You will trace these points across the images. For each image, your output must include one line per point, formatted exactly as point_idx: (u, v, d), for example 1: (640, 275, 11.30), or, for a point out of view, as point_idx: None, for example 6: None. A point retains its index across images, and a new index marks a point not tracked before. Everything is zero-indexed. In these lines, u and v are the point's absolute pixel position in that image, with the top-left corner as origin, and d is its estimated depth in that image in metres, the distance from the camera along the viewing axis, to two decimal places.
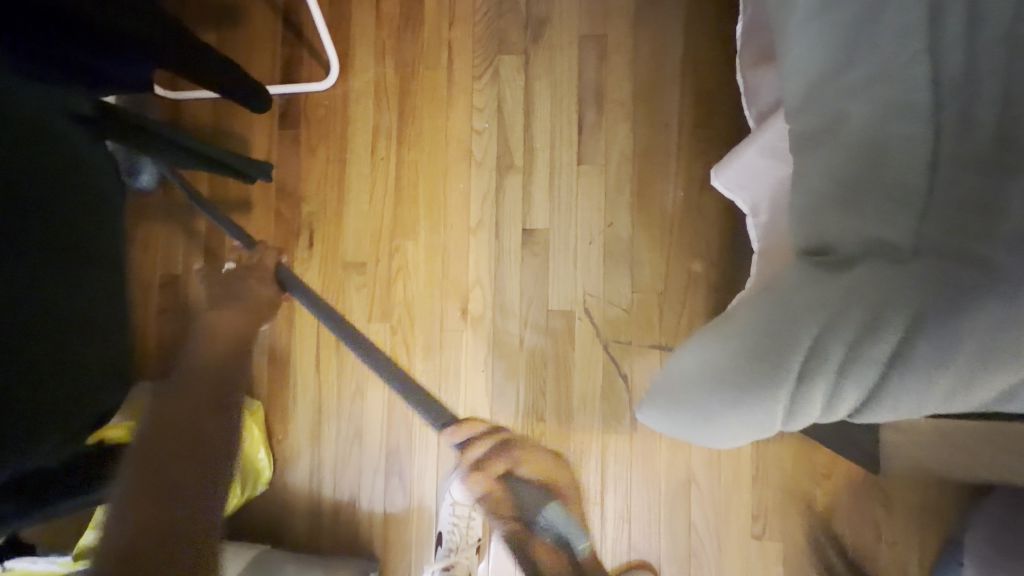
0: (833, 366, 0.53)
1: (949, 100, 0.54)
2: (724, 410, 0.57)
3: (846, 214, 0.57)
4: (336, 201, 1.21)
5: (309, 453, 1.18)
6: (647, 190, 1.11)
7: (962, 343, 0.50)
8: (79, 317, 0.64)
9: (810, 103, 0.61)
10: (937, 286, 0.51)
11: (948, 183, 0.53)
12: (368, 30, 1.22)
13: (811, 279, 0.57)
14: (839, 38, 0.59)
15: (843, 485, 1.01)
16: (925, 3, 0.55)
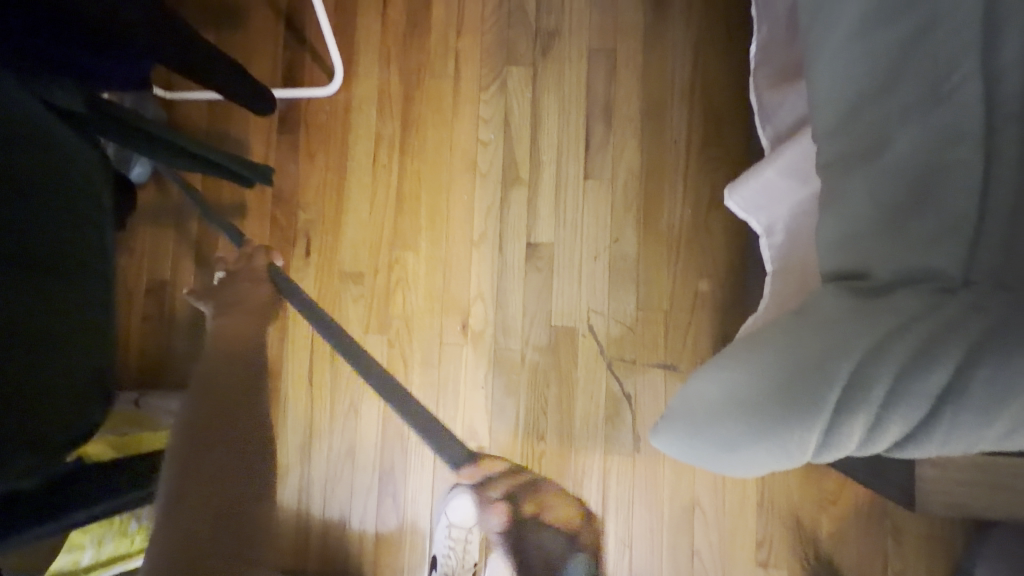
0: (880, 396, 0.52)
1: (1005, 124, 0.54)
2: (755, 439, 0.54)
3: (889, 239, 0.56)
4: (334, 210, 1.17)
5: (297, 470, 1.13)
6: (654, 207, 1.10)
7: (1022, 379, 0.49)
8: (48, 328, 0.58)
9: (847, 124, 0.60)
10: (989, 317, 0.50)
11: (1000, 210, 0.53)
12: (373, 37, 1.20)
13: (852, 305, 0.55)
14: (881, 61, 0.58)
15: (850, 512, 0.99)
16: (981, 25, 0.55)
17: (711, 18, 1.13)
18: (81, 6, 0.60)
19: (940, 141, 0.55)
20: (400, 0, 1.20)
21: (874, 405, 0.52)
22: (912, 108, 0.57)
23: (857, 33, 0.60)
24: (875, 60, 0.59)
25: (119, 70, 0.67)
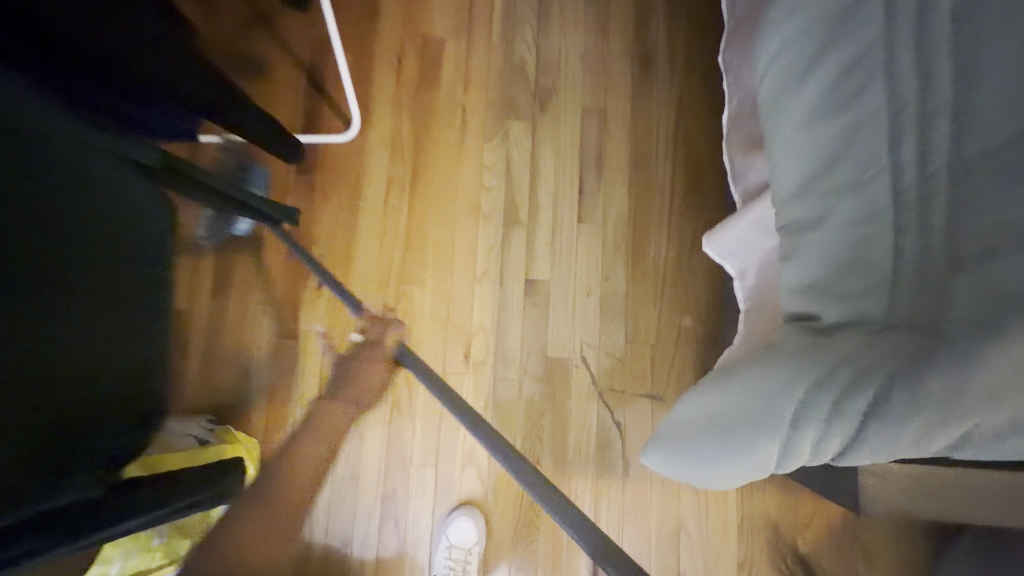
0: (823, 416, 0.61)
1: (920, 188, 0.64)
2: (726, 456, 0.64)
3: (829, 287, 0.66)
4: (345, 246, 1.25)
5: (300, 496, 1.17)
6: (641, 250, 1.21)
7: (934, 401, 0.58)
8: (90, 357, 0.61)
9: (797, 191, 0.71)
10: (907, 351, 0.60)
11: (918, 260, 0.63)
12: (387, 89, 1.31)
13: (801, 343, 0.65)
14: (822, 139, 0.70)
15: (823, 533, 1.06)
16: (894, 109, 0.66)
17: (690, 84, 1.27)
18: (133, 61, 0.66)
19: (867, 205, 0.66)
20: (412, 57, 1.32)
21: (819, 424, 0.61)
22: (852, 171, 0.68)
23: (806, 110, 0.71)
24: (820, 133, 0.70)
25: (155, 118, 0.76)
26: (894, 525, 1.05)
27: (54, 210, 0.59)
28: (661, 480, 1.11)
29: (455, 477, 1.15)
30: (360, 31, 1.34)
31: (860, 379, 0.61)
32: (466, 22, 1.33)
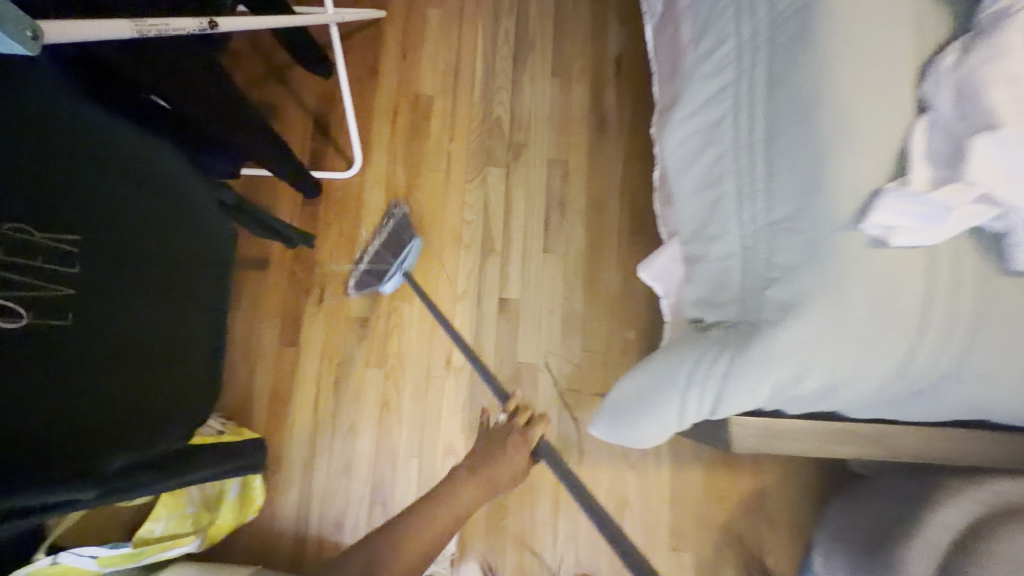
0: (691, 389, 0.74)
1: (756, 185, 0.71)
2: (641, 423, 0.83)
3: (700, 291, 0.78)
4: (345, 267, 1.46)
5: (299, 484, 1.33)
6: (595, 275, 1.48)
7: (767, 370, 0.66)
8: (151, 350, 0.69)
9: (681, 213, 0.84)
10: (744, 332, 0.70)
11: (759, 247, 0.70)
12: (384, 136, 1.55)
13: (687, 339, 0.79)
14: (687, 167, 0.82)
15: (736, 506, 1.32)
16: (726, 131, 0.75)
17: (635, 143, 1.58)
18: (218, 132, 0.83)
19: (716, 214, 0.75)
20: (406, 110, 1.57)
21: (689, 395, 0.75)
22: (708, 189, 0.77)
23: (682, 134, 0.82)
24: (691, 155, 0.81)
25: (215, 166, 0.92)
26: (792, 499, 1.32)
27: (120, 214, 0.64)
28: (609, 465, 1.35)
29: (437, 467, 1.35)
30: (361, 87, 1.58)
31: (710, 361, 0.72)
32: (453, 84, 1.59)
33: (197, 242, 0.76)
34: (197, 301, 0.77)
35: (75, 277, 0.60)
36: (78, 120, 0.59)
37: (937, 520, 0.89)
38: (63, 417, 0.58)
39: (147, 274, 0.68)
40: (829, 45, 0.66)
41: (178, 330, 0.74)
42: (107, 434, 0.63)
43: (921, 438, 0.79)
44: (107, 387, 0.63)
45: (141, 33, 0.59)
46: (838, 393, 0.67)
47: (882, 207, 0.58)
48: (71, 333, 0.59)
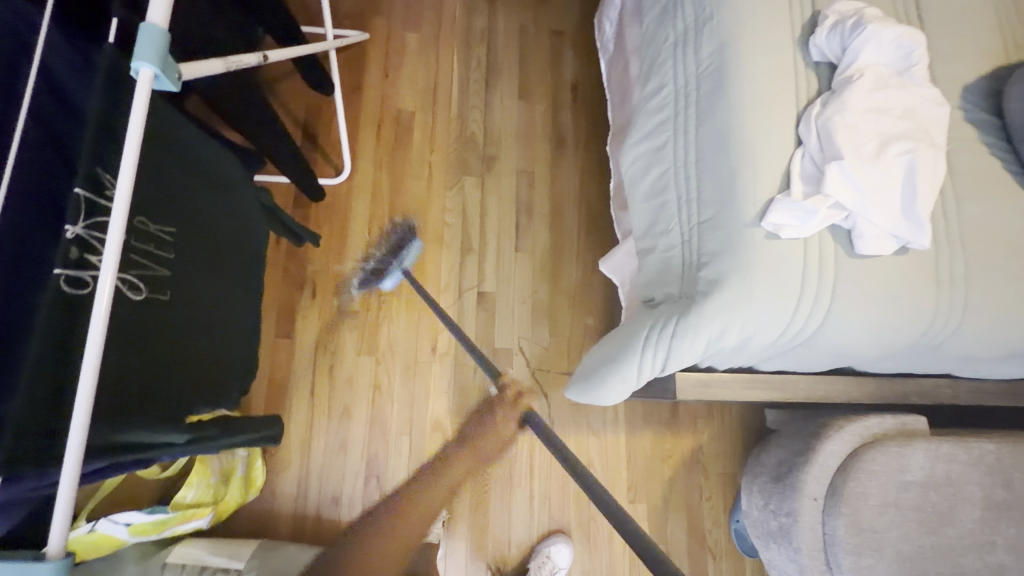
0: (645, 348, 0.96)
1: (690, 194, 0.96)
2: (607, 383, 1.04)
3: (651, 277, 1.02)
4: (335, 265, 1.59)
5: (298, 463, 1.45)
6: (559, 270, 1.70)
7: (700, 327, 0.89)
8: (209, 326, 0.80)
9: (634, 218, 1.08)
10: (684, 302, 0.93)
11: (693, 241, 0.94)
12: (369, 146, 1.71)
13: (642, 313, 1.02)
14: (638, 182, 1.06)
15: (680, 462, 1.58)
16: (667, 153, 1.00)
17: (591, 155, 1.80)
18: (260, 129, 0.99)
19: (662, 217, 1.00)
20: (389, 123, 1.73)
21: (644, 354, 0.97)
22: (655, 196, 1.02)
23: (634, 154, 1.06)
24: (642, 170, 1.05)
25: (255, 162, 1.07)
26: (723, 453, 1.59)
27: (191, 210, 0.76)
28: (575, 433, 1.57)
29: (425, 441, 1.51)
30: (347, 102, 1.73)
31: (660, 326, 0.95)
32: (431, 101, 1.77)
33: (237, 234, 0.88)
34: (238, 286, 0.89)
35: (169, 260, 0.71)
36: (173, 128, 0.72)
37: (826, 449, 1.16)
38: (168, 374, 0.70)
39: (204, 261, 0.79)
40: (737, 96, 0.91)
41: (229, 310, 0.86)
42: (190, 391, 0.75)
43: (810, 382, 1.07)
44: (188, 352, 0.75)
45: (227, 67, 0.74)
46: (754, 342, 0.90)
47: (775, 209, 0.83)
48: (168, 306, 0.71)
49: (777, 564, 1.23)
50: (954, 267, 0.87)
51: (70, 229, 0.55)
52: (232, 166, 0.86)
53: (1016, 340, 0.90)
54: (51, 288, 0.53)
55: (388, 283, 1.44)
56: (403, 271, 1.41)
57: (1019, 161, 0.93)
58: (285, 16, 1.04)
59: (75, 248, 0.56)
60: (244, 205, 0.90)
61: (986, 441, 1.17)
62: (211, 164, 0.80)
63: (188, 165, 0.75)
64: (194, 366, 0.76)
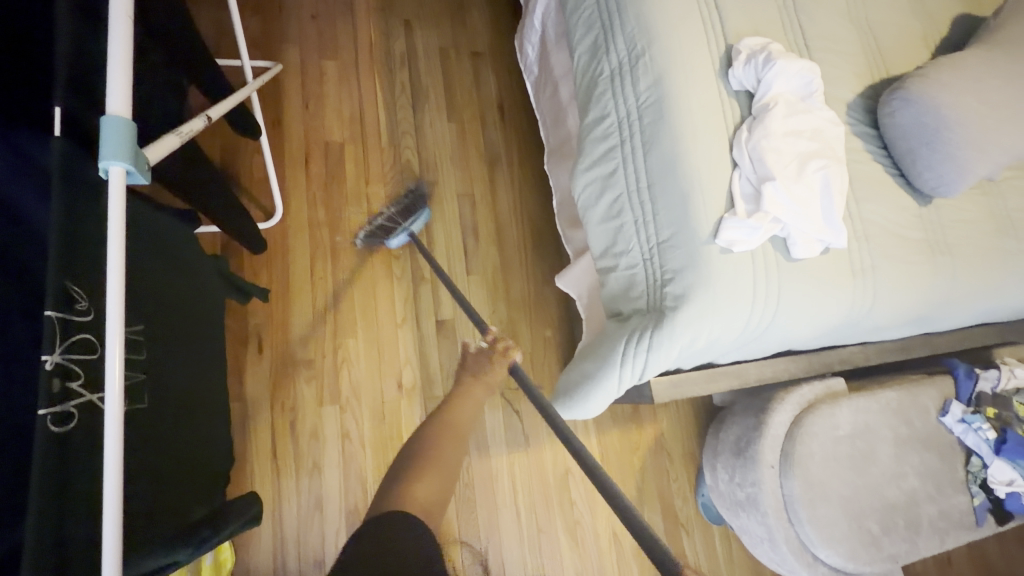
0: (622, 362, 1.03)
1: (645, 216, 1.04)
2: (586, 398, 1.10)
3: (617, 294, 1.09)
4: (282, 312, 1.52)
5: (271, 531, 1.37)
6: (512, 287, 1.72)
7: (672, 338, 0.98)
8: (188, 416, 0.74)
9: (591, 240, 1.14)
10: (653, 316, 1.01)
11: (655, 258, 1.03)
12: (300, 184, 1.63)
13: (612, 329, 1.08)
14: (592, 206, 1.12)
15: (647, 451, 1.70)
16: (619, 179, 1.07)
17: (527, 170, 1.84)
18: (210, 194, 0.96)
19: (621, 238, 1.07)
20: (318, 158, 1.66)
21: (621, 367, 1.03)
22: (611, 219, 1.09)
23: (585, 180, 1.13)
24: (595, 195, 1.12)
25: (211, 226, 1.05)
26: (683, 435, 1.74)
27: (151, 297, 0.70)
28: (549, 443, 1.62)
29: None
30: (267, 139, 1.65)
31: (635, 341, 1.01)
32: (359, 131, 1.73)
33: (199, 310, 0.83)
34: (204, 369, 0.82)
35: (145, 362, 0.67)
36: (139, 216, 0.69)
37: (774, 420, 1.33)
38: (158, 479, 0.65)
39: (172, 348, 0.73)
40: (677, 126, 1.01)
41: (201, 394, 0.79)
42: (186, 494, 0.70)
43: (760, 366, 1.22)
44: (177, 452, 0.70)
45: (181, 140, 0.70)
46: (717, 343, 1.01)
47: (725, 227, 0.94)
48: (150, 412, 0.66)
49: (748, 529, 1.39)
50: (863, 258, 1.05)
51: (47, 359, 0.53)
52: (187, 239, 0.81)
53: (910, 311, 1.10)
54: (39, 430, 0.50)
55: (394, 241, 1.56)
56: (410, 235, 1.55)
57: (895, 165, 1.14)
58: (214, 65, 0.96)
59: (57, 378, 0.53)
60: (200, 277, 0.84)
61: (890, 389, 1.40)
62: (161, 241, 0.74)
63: (147, 251, 0.70)
64: (185, 464, 0.71)
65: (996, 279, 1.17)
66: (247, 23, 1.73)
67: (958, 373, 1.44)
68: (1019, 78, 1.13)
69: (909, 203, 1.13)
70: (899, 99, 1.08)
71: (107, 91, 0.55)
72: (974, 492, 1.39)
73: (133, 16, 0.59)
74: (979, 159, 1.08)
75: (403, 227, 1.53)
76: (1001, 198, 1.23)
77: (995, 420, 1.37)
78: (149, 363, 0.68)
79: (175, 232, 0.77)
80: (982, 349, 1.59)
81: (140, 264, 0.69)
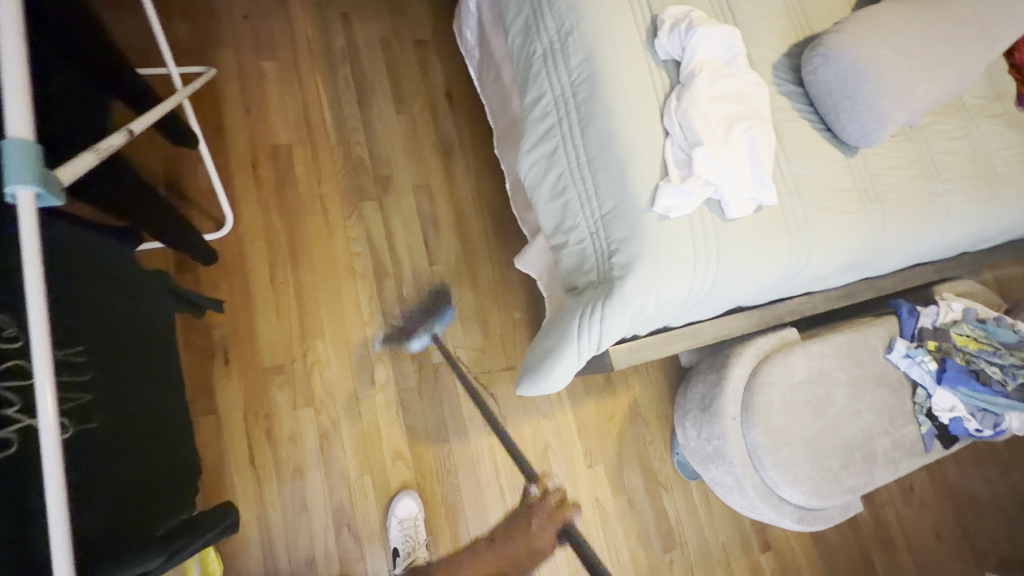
0: (579, 334, 1.06)
1: (589, 191, 1.07)
2: (550, 373, 1.14)
3: (571, 270, 1.12)
4: (245, 322, 1.51)
5: (259, 538, 1.38)
6: (477, 274, 1.74)
7: (623, 306, 1.01)
8: (149, 430, 0.76)
9: (541, 219, 1.16)
10: (604, 287, 1.04)
11: (601, 232, 1.06)
12: (251, 191, 1.61)
13: (567, 304, 1.12)
14: (539, 185, 1.15)
15: (623, 419, 1.76)
16: (562, 157, 1.09)
17: (481, 155, 1.84)
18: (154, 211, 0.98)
19: (568, 215, 1.10)
20: (266, 162, 1.64)
21: (578, 340, 1.07)
22: (557, 197, 1.11)
23: (529, 161, 1.15)
24: (540, 174, 1.14)
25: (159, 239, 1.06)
26: (655, 400, 1.81)
27: (96, 317, 0.71)
28: (527, 422, 1.67)
29: (389, 473, 1.51)
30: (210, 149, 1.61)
31: (588, 313, 1.05)
32: (306, 132, 1.70)
33: (150, 326, 0.84)
34: (161, 383, 0.83)
35: (94, 382, 0.69)
36: (64, 235, 0.69)
37: (734, 374, 1.39)
38: (121, 492, 0.67)
39: (123, 365, 0.75)
40: (610, 100, 1.03)
41: (159, 408, 0.80)
42: (153, 505, 0.72)
43: (714, 325, 1.27)
44: (143, 458, 0.73)
45: (99, 157, 0.70)
46: (667, 307, 1.05)
47: (662, 195, 0.98)
48: (105, 430, 0.68)
49: (719, 480, 1.47)
50: (796, 212, 1.10)
51: None
52: (123, 255, 0.81)
53: (846, 258, 1.16)
54: None
55: (415, 344, 1.59)
56: (432, 336, 1.59)
57: (822, 120, 1.19)
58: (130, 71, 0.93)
59: None
60: (146, 292, 0.85)
61: (840, 333, 1.47)
62: (100, 261, 0.74)
63: (84, 273, 0.71)
64: (151, 468, 0.74)
65: (924, 220, 1.24)
66: (176, 28, 1.67)
67: (902, 312, 1.52)
68: (931, 26, 1.19)
69: (837, 155, 1.18)
70: (819, 56, 1.13)
71: (4, 113, 0.55)
72: (921, 421, 1.49)
73: (26, 34, 0.57)
74: (898, 108, 1.13)
75: (424, 328, 1.59)
76: (924, 142, 1.30)
77: (936, 352, 1.45)
78: (99, 383, 0.69)
79: (113, 253, 0.78)
80: (924, 288, 1.68)
81: (80, 287, 0.70)
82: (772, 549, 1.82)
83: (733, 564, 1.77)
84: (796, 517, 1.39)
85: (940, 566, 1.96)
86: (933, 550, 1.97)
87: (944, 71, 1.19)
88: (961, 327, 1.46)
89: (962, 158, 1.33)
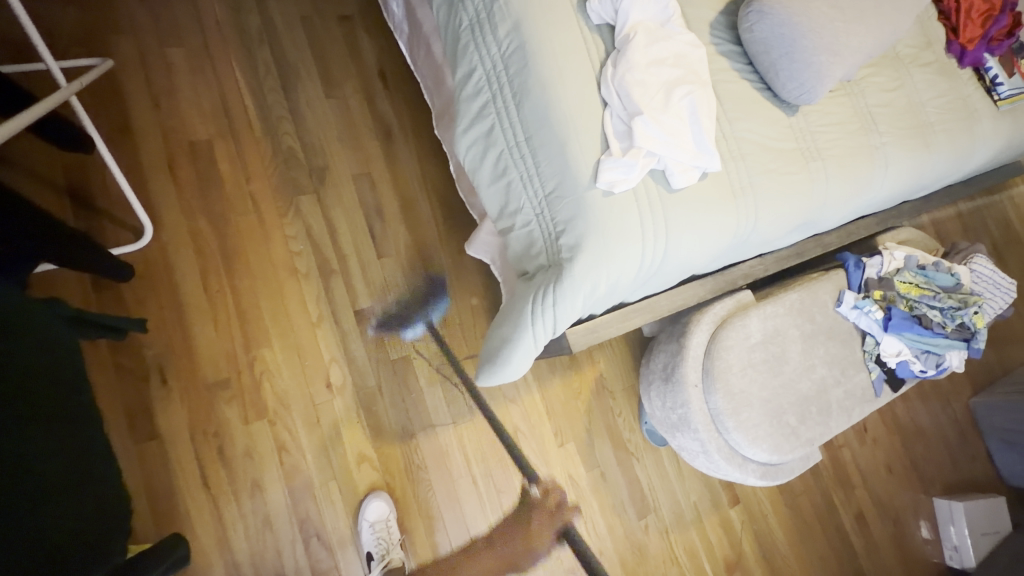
0: (534, 319, 1.02)
1: (531, 171, 1.01)
2: (508, 361, 1.09)
3: (521, 252, 1.07)
4: (181, 336, 1.40)
5: (222, 560, 1.32)
6: (430, 263, 1.66)
7: (575, 286, 0.97)
8: (75, 468, 0.72)
9: (486, 203, 1.10)
10: (555, 267, 1.00)
11: (547, 211, 1.01)
12: (171, 194, 1.47)
13: (520, 289, 1.07)
14: (479, 168, 1.08)
15: (590, 394, 1.76)
16: (500, 135, 1.03)
17: (422, 137, 1.74)
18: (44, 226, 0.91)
19: (512, 196, 1.04)
20: (185, 161, 1.50)
21: (532, 325, 1.03)
22: (499, 179, 1.05)
23: (467, 142, 1.08)
24: (479, 155, 1.07)
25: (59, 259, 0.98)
26: (620, 373, 1.81)
27: None
28: (494, 408, 1.64)
29: (355, 477, 1.46)
30: (118, 150, 1.46)
31: (540, 297, 1.00)
32: (227, 124, 1.56)
33: (63, 357, 0.78)
34: (88, 414, 0.78)
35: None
36: None
37: (693, 342, 1.40)
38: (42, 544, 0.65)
39: (34, 408, 0.70)
40: (544, 72, 0.97)
41: (85, 445, 0.76)
42: (82, 550, 0.70)
43: (669, 297, 1.25)
44: (84, 492, 0.72)
45: None
46: (621, 283, 1.02)
47: (603, 170, 0.93)
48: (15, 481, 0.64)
49: (685, 446, 1.49)
50: (741, 176, 1.08)
51: None
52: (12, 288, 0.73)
53: (793, 218, 1.15)
54: None
55: (409, 331, 1.60)
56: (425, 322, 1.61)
57: (762, 79, 1.16)
58: None
59: None
60: (53, 324, 0.78)
61: (791, 292, 1.50)
62: None
63: None
64: (114, 478, 0.78)
65: (864, 174, 1.24)
66: (60, 13, 1.48)
67: (848, 264, 1.56)
68: None
69: (778, 114, 1.16)
70: (755, 12, 1.09)
71: None
72: (871, 368, 1.54)
73: None
74: (834, 63, 1.12)
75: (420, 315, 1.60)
76: (861, 96, 1.30)
77: (882, 301, 1.49)
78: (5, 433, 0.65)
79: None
80: (869, 239, 1.72)
81: None
82: (740, 502, 1.89)
83: (705, 521, 1.83)
84: (760, 473, 1.43)
85: (892, 497, 2.09)
86: (886, 483, 2.09)
87: (877, 22, 1.18)
88: (903, 275, 1.51)
89: (897, 109, 1.34)
